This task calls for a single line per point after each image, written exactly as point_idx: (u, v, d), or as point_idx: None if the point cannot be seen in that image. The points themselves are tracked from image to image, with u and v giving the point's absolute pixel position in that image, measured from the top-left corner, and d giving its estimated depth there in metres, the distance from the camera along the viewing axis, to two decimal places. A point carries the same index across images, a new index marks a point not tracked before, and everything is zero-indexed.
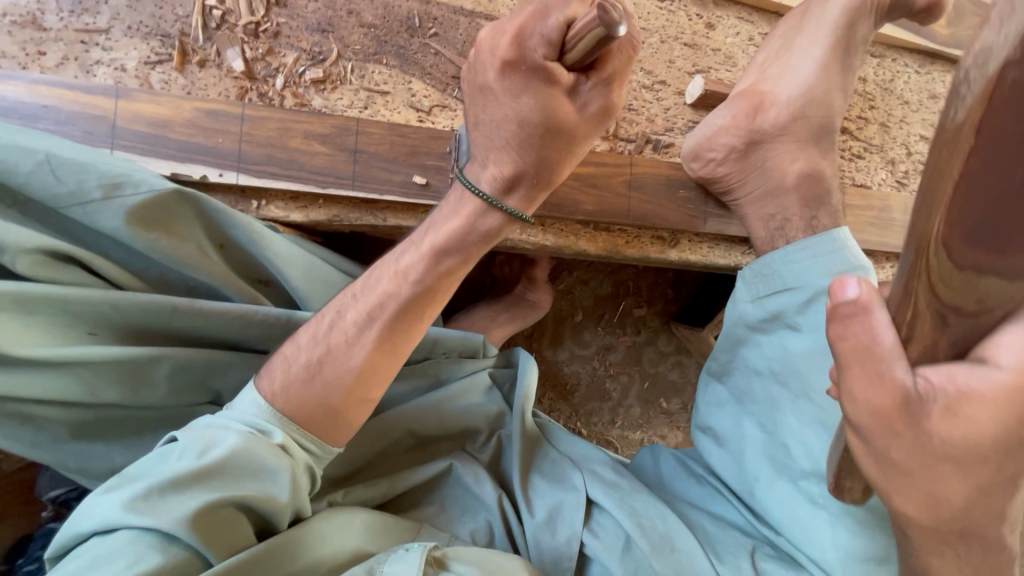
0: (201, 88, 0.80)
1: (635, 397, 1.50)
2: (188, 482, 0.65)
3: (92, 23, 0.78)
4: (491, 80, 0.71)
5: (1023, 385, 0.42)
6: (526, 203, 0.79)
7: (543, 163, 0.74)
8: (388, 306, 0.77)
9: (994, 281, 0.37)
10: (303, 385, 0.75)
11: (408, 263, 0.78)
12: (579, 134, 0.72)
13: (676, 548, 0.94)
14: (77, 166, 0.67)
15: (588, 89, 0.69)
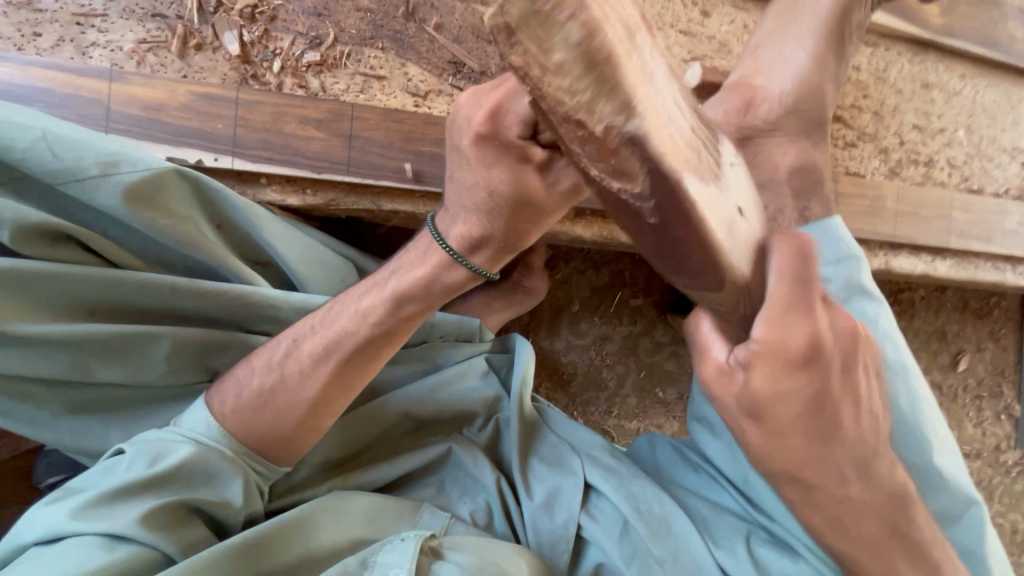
0: (197, 71, 0.80)
1: (632, 387, 1.50)
2: (136, 491, 0.69)
3: (88, 6, 0.78)
4: (466, 147, 0.62)
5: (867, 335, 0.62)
6: (491, 261, 0.71)
7: (511, 233, 0.67)
8: (344, 344, 0.76)
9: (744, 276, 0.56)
10: (277, 410, 0.76)
11: (368, 304, 0.76)
12: (550, 210, 0.65)
13: (673, 532, 0.96)
14: (75, 143, 0.67)
15: (563, 165, 0.61)
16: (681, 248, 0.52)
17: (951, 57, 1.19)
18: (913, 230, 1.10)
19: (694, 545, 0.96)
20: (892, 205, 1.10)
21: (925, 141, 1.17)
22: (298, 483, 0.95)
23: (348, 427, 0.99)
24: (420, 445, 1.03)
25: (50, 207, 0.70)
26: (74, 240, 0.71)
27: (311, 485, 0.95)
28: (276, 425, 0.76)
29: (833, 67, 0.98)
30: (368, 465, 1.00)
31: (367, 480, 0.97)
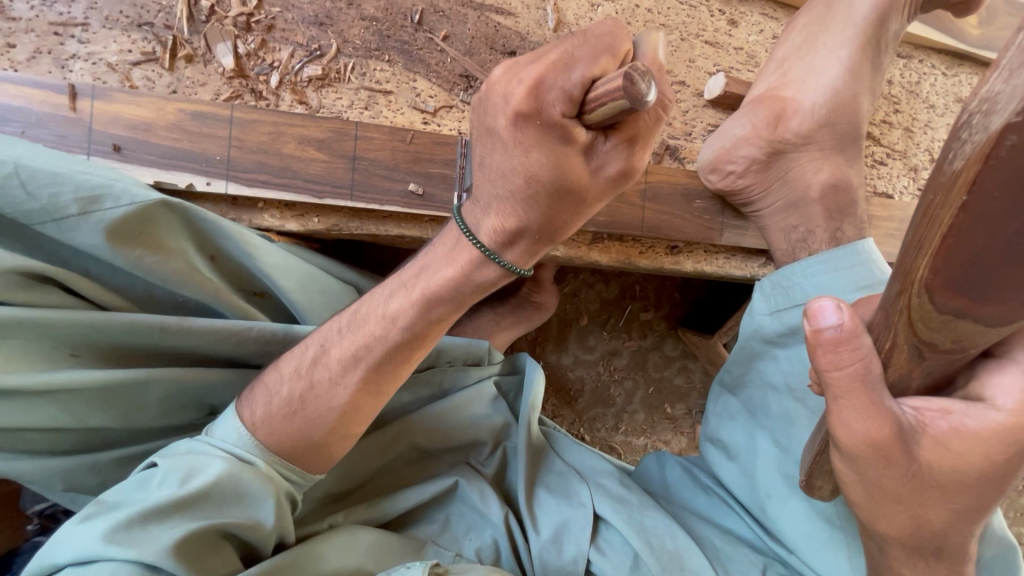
0: (189, 87, 0.74)
1: (640, 403, 1.47)
2: (170, 512, 0.63)
3: (67, 14, 0.71)
4: (501, 127, 0.57)
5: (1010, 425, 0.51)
6: (525, 255, 0.66)
7: (550, 223, 0.63)
8: (378, 345, 0.72)
9: (966, 323, 0.44)
10: (275, 456, 0.71)
11: (397, 306, 0.71)
12: (592, 198, 0.61)
13: (686, 566, 0.93)
14: (51, 177, 0.60)
15: (607, 149, 0.59)
16: (1006, 271, 0.38)
17: (986, 70, 1.13)
18: None
19: None
20: None
21: None
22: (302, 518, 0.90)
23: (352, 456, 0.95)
24: (425, 479, 0.99)
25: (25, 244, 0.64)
26: (54, 279, 0.65)
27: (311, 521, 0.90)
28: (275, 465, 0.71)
29: (872, 82, 0.92)
30: (372, 498, 0.96)
31: (371, 516, 0.93)
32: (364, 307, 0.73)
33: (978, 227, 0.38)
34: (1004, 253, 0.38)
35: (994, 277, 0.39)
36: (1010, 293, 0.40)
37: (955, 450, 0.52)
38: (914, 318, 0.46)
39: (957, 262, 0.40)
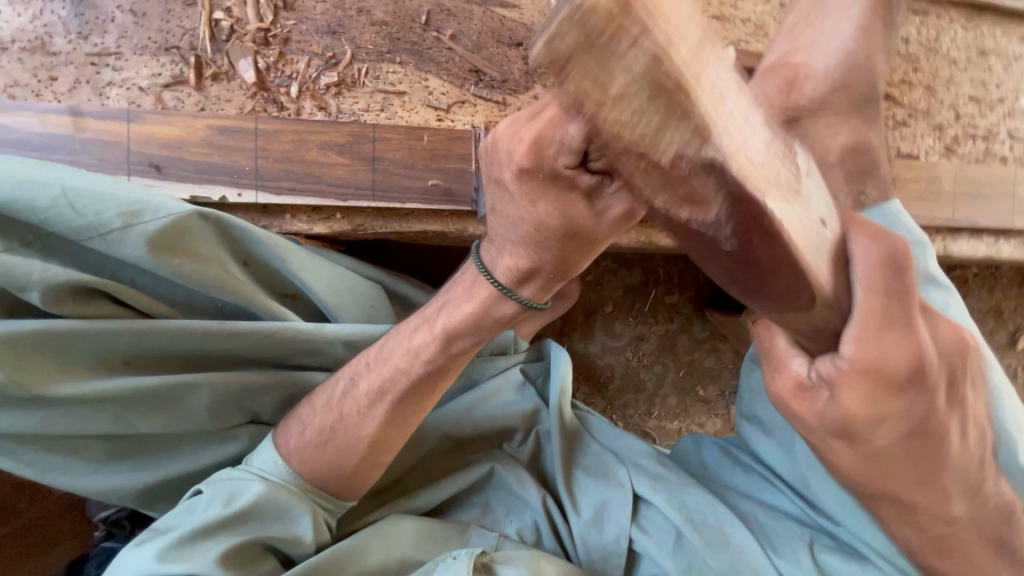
0: (217, 104, 0.77)
1: (671, 386, 1.46)
2: (216, 530, 0.68)
3: (100, 44, 0.75)
4: (508, 179, 0.54)
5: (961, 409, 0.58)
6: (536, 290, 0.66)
7: (563, 263, 0.60)
8: (404, 352, 0.74)
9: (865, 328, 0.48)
10: (317, 447, 0.75)
11: (420, 340, 0.73)
12: (602, 238, 0.56)
13: (731, 541, 0.93)
14: (94, 197, 0.64)
15: (609, 193, 0.49)
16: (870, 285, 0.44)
17: (1007, 20, 1.10)
18: (971, 211, 1.04)
19: (757, 559, 0.91)
20: (950, 187, 1.04)
21: (983, 112, 1.09)
22: (350, 514, 0.93)
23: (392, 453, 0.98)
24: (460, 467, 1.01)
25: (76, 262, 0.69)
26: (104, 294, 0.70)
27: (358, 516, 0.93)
28: (311, 463, 0.74)
29: (886, 42, 0.90)
30: (413, 490, 0.98)
31: (413, 507, 0.95)
32: (388, 344, 0.76)
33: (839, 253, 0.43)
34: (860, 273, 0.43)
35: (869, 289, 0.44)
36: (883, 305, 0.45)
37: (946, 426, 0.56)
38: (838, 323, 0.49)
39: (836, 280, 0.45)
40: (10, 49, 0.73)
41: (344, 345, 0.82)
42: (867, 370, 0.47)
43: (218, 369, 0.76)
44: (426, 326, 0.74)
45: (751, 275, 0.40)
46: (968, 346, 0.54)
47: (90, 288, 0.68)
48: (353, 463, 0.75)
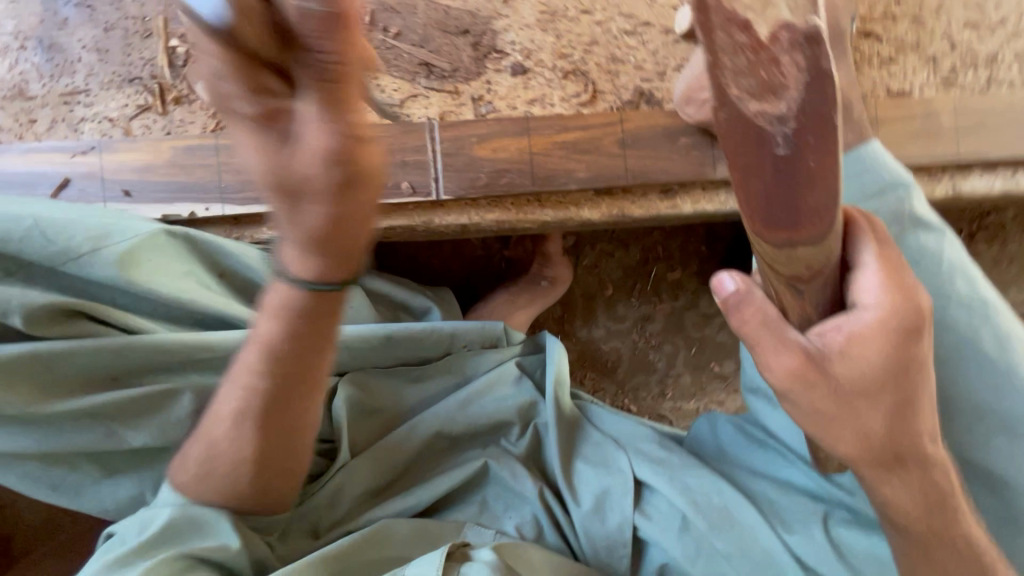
0: (179, 126, 0.81)
1: (684, 365, 1.41)
2: (133, 558, 0.72)
3: (71, 84, 0.80)
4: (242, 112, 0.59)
5: (903, 367, 0.58)
6: (334, 274, 0.69)
7: (314, 240, 0.65)
8: (245, 376, 0.74)
9: (805, 251, 0.47)
10: (199, 477, 0.76)
11: (247, 357, 0.73)
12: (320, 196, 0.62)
13: (735, 521, 0.91)
14: (65, 225, 0.69)
15: (291, 116, 0.59)
16: (800, 190, 0.43)
17: None
18: (978, 144, 0.97)
19: (766, 539, 0.89)
20: (950, 121, 0.97)
21: (982, 37, 1.00)
22: (342, 517, 0.90)
23: (377, 453, 0.94)
24: (454, 462, 0.98)
25: (57, 286, 0.74)
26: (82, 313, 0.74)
27: (354, 517, 0.90)
28: (202, 493, 0.76)
29: None
30: (406, 488, 0.95)
31: (407, 505, 0.92)
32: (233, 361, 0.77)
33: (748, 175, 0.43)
34: (786, 178, 0.42)
35: (793, 201, 0.43)
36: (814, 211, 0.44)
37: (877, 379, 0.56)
38: (768, 261, 0.50)
39: (756, 202, 0.44)
40: None
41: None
42: (881, 325, 0.55)
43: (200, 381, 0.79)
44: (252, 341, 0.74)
45: (787, 186, 0.42)
46: (897, 310, 0.56)
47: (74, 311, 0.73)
48: (240, 486, 0.76)
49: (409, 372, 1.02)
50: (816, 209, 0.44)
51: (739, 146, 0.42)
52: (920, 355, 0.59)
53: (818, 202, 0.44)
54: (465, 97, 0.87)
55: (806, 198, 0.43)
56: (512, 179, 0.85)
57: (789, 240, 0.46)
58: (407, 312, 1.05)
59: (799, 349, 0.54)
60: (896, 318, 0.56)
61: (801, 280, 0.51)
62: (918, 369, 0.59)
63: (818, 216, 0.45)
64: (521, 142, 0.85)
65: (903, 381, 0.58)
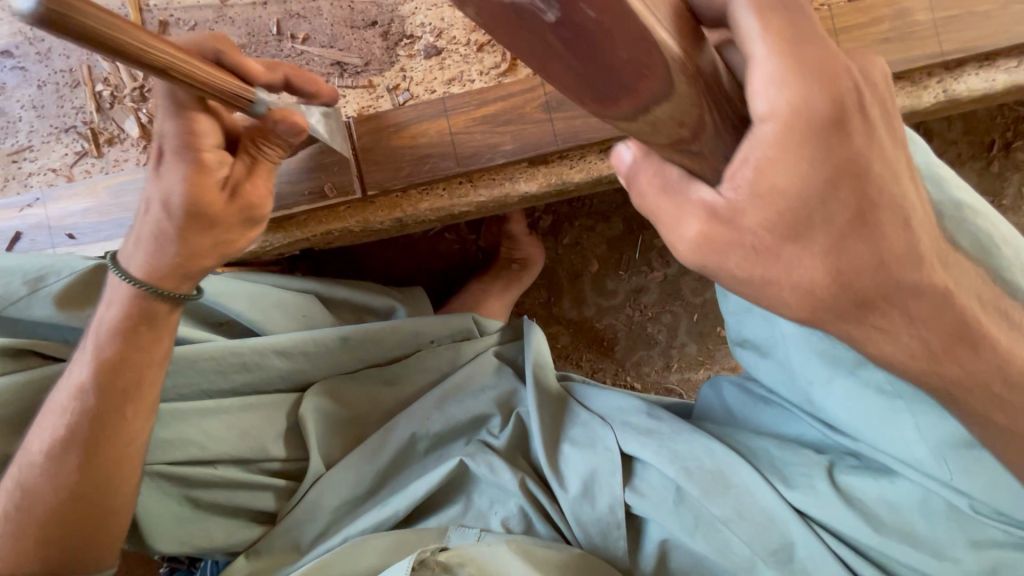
0: (113, 164, 0.85)
1: (687, 334, 1.33)
2: None
3: (17, 143, 0.86)
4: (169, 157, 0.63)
5: (868, 191, 0.42)
6: (182, 281, 0.73)
7: (193, 251, 0.69)
8: (90, 388, 0.74)
9: (659, 108, 0.37)
10: (38, 501, 0.74)
11: (78, 373, 0.76)
12: (220, 222, 0.67)
13: (732, 484, 0.83)
14: (2, 271, 0.75)
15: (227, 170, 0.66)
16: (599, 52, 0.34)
17: None
18: (964, 37, 0.84)
19: (763, 495, 0.82)
20: (925, 17, 0.85)
21: None
22: (325, 528, 0.91)
23: (355, 459, 0.94)
24: (434, 464, 0.95)
25: (15, 331, 0.81)
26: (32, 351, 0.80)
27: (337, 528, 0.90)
28: (42, 518, 0.74)
29: None
30: (388, 495, 0.93)
31: (387, 515, 0.89)
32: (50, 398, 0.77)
33: (535, 56, 0.35)
34: (573, 43, 0.33)
35: (595, 63, 0.34)
36: (630, 64, 0.35)
37: (830, 219, 0.42)
38: (631, 132, 0.42)
39: (567, 82, 0.36)
40: None
41: (279, 355, 0.92)
42: (813, 133, 0.39)
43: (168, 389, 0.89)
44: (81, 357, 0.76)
45: (582, 53, 0.34)
46: (833, 115, 0.39)
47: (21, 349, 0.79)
48: (84, 508, 0.75)
49: (380, 375, 1.01)
50: (642, 67, 0.35)
51: (508, 32, 0.34)
52: (857, 157, 0.41)
53: (638, 53, 0.34)
54: (381, 89, 0.87)
55: (614, 53, 0.34)
56: (436, 163, 0.83)
57: (636, 110, 0.38)
58: (372, 313, 1.07)
59: (699, 208, 0.43)
60: (843, 125, 0.40)
61: (687, 140, 0.41)
62: (898, 194, 0.43)
63: (647, 75, 0.35)
64: (440, 124, 0.83)
65: (836, 204, 0.42)
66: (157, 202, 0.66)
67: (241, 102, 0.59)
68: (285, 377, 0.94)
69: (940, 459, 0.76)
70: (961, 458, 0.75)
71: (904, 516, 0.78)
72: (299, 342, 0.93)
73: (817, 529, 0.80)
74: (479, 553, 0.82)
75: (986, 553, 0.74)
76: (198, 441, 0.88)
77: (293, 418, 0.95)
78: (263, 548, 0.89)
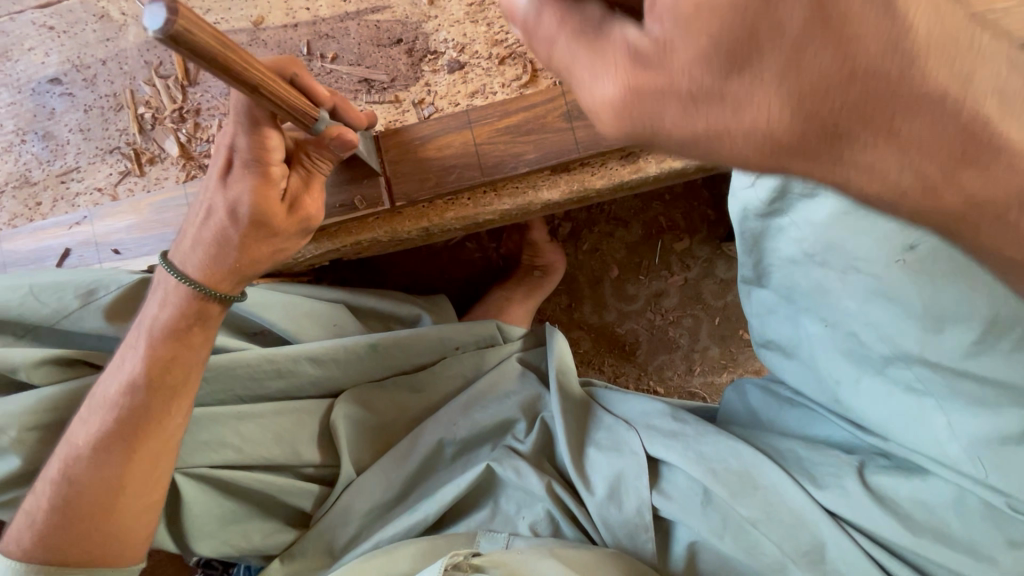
0: (156, 182, 0.89)
1: (709, 337, 1.33)
2: None
3: (65, 165, 0.91)
4: (235, 171, 0.70)
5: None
6: (236, 284, 0.78)
7: (248, 255, 0.74)
8: (136, 382, 0.77)
9: None
10: (78, 495, 0.76)
11: (125, 368, 0.78)
12: (279, 230, 0.74)
13: (759, 485, 0.84)
14: (55, 287, 0.80)
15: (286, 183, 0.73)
16: None
17: None
18: None
19: (791, 495, 0.82)
20: None
21: None
22: (356, 533, 0.94)
23: (384, 464, 0.96)
24: (461, 470, 0.96)
25: (64, 342, 0.84)
26: (84, 361, 0.84)
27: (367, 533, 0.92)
28: (80, 513, 0.75)
29: None
30: (416, 501, 0.94)
31: (417, 520, 0.91)
32: (97, 392, 0.79)
33: None
34: None
35: None
36: None
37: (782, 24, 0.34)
38: None
39: None
40: (6, 190, 0.92)
41: (310, 362, 0.95)
42: None
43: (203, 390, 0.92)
44: (129, 352, 0.79)
45: None
46: None
47: (67, 359, 0.82)
48: (124, 501, 0.77)
49: (406, 382, 1.03)
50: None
51: None
52: None
53: None
54: (407, 104, 0.91)
55: None
56: (461, 173, 0.85)
57: None
58: (398, 321, 1.09)
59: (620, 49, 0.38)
60: None
61: None
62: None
63: None
64: (464, 135, 0.86)
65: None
66: (223, 210, 0.72)
67: (307, 120, 0.65)
68: (317, 382, 0.97)
69: (974, 455, 0.75)
70: (993, 456, 0.74)
71: (937, 515, 0.77)
72: (330, 349, 0.95)
73: (850, 530, 0.79)
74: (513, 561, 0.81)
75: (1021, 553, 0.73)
76: (235, 445, 0.91)
77: (325, 424, 0.97)
78: (297, 552, 0.92)
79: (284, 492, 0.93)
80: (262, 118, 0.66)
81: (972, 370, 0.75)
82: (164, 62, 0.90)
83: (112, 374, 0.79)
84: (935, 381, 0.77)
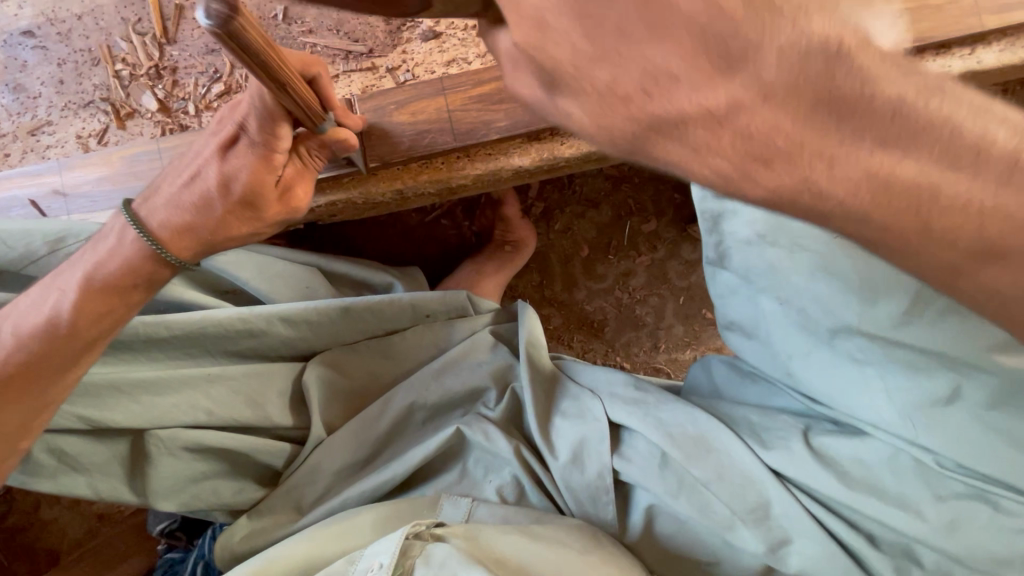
0: (131, 137, 0.89)
1: (674, 315, 1.39)
2: None
3: (36, 118, 0.91)
4: (238, 151, 0.73)
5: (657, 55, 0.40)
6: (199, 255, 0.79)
7: (233, 229, 0.76)
8: (50, 327, 0.76)
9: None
10: None
11: (41, 310, 0.77)
12: (270, 213, 0.77)
13: (713, 447, 0.88)
14: (22, 233, 0.81)
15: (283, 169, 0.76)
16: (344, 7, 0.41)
17: None
18: (921, 25, 0.93)
19: (742, 460, 0.87)
20: None
21: None
22: (324, 492, 0.96)
23: (354, 426, 0.98)
24: (430, 433, 0.99)
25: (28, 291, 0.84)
26: None
27: (333, 494, 0.94)
28: None
29: None
30: (385, 461, 0.96)
31: (384, 479, 0.93)
32: (12, 320, 0.77)
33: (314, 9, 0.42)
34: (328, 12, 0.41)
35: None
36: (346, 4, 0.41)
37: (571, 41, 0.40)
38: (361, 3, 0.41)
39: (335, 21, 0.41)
40: None
41: (283, 322, 0.96)
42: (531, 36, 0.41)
43: (176, 346, 0.93)
44: (47, 295, 0.77)
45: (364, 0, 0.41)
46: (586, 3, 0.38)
47: None
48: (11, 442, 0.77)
49: (379, 346, 1.05)
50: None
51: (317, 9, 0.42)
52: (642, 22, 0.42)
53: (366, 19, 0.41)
54: (383, 70, 0.94)
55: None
56: (434, 139, 0.89)
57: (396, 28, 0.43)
58: (370, 289, 1.11)
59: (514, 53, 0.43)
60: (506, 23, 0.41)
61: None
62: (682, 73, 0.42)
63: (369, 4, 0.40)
64: (439, 101, 0.89)
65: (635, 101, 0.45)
66: (215, 179, 0.73)
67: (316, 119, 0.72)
68: (287, 343, 0.98)
69: (906, 417, 0.80)
70: (923, 417, 0.79)
71: (874, 475, 0.82)
72: (303, 312, 0.96)
73: (793, 490, 0.84)
74: (473, 532, 0.80)
75: (949, 508, 0.77)
76: (204, 405, 0.92)
77: (297, 383, 1.00)
78: (264, 510, 0.94)
79: (252, 451, 0.94)
80: (279, 110, 0.69)
81: (901, 338, 0.79)
82: (142, 19, 0.91)
83: (36, 300, 0.78)
84: (872, 349, 0.82)
